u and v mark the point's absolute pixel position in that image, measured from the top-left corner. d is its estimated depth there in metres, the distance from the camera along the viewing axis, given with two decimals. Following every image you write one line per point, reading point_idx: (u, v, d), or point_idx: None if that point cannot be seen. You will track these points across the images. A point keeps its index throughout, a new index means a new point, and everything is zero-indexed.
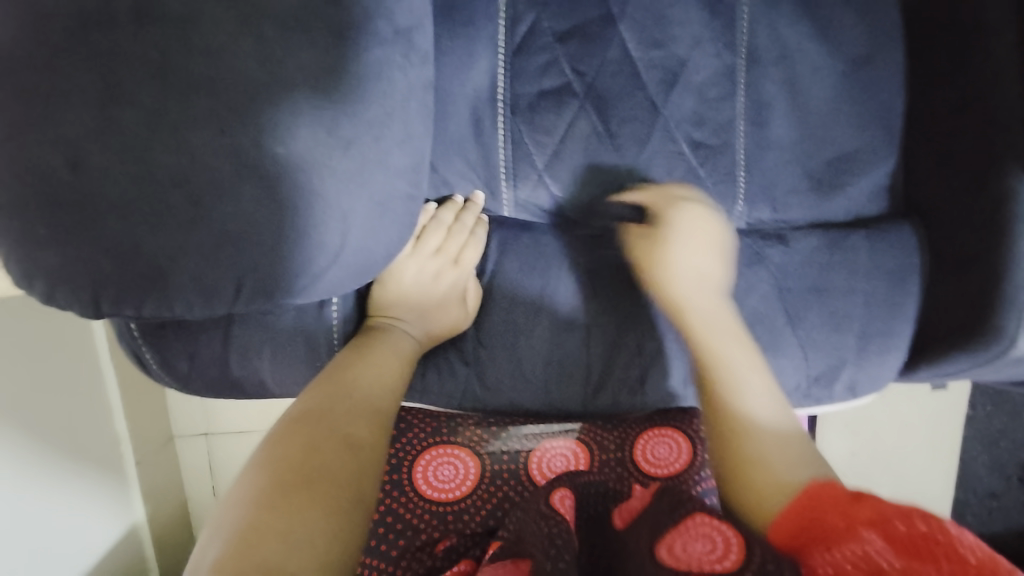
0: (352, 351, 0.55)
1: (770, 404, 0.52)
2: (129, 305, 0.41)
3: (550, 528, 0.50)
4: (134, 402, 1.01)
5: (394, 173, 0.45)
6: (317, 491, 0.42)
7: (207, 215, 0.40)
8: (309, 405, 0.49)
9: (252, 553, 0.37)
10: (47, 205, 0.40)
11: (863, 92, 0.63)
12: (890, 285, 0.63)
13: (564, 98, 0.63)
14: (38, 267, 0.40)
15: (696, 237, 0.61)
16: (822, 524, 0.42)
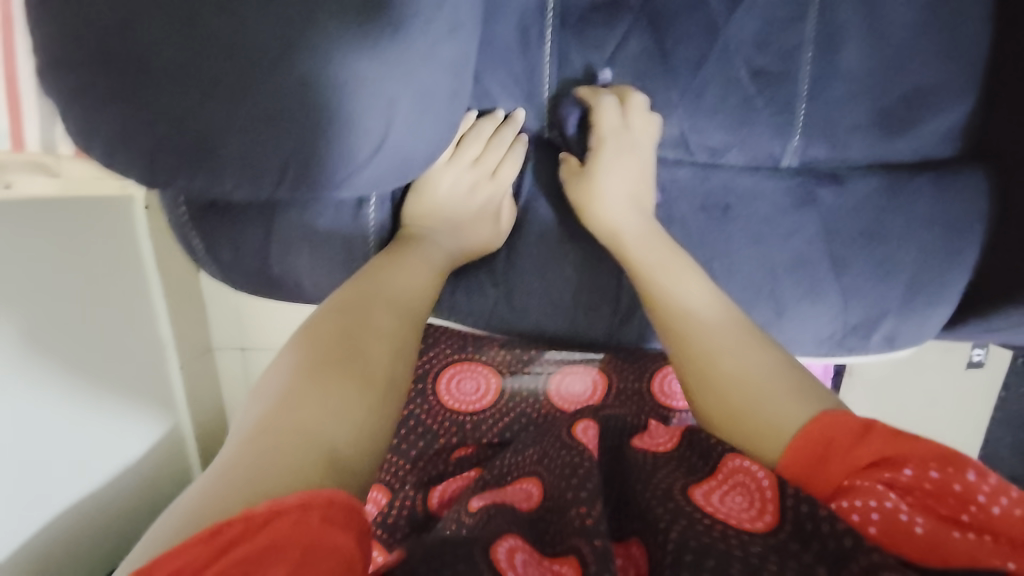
0: (388, 254, 0.57)
1: (719, 315, 0.53)
2: (184, 177, 0.42)
3: (574, 457, 0.52)
4: (176, 312, 1.08)
5: (439, 66, 0.43)
6: (351, 369, 0.44)
7: (258, 88, 0.40)
8: (343, 295, 0.51)
9: (288, 413, 0.40)
10: (101, 65, 0.39)
11: (948, 19, 0.58)
12: (947, 233, 0.59)
13: (617, 12, 0.60)
14: (96, 130, 0.40)
15: (625, 160, 0.60)
16: (837, 469, 0.42)
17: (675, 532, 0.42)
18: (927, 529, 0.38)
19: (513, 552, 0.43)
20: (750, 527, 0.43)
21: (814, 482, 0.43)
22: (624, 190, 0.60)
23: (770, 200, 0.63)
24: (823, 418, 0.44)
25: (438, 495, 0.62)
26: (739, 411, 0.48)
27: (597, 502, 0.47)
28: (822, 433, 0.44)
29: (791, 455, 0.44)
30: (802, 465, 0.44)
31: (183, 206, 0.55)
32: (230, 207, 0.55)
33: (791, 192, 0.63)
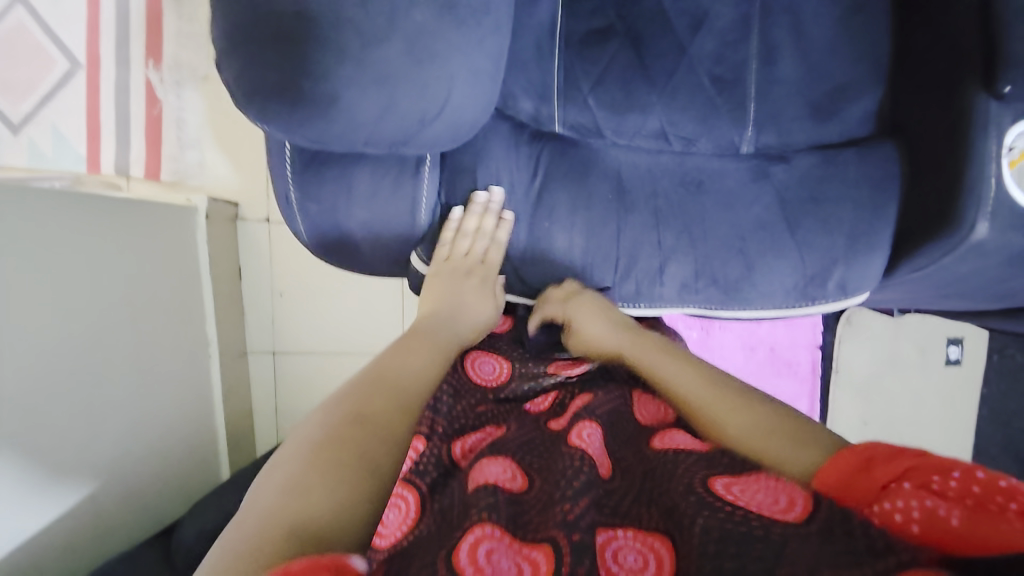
0: (396, 352, 0.66)
1: (707, 391, 0.63)
2: (310, 122, 0.55)
3: (571, 460, 0.54)
4: (222, 312, 1.31)
5: (485, 52, 0.59)
6: (354, 461, 0.49)
7: (371, 56, 0.53)
8: (356, 388, 0.58)
9: (293, 501, 0.44)
10: (258, 35, 0.52)
11: (855, 36, 0.77)
12: (874, 192, 0.76)
13: (607, 37, 0.79)
14: (250, 85, 0.53)
15: (594, 310, 0.76)
16: (874, 479, 0.46)
17: (698, 527, 0.45)
18: (962, 520, 0.40)
19: (490, 553, 0.45)
20: (781, 519, 0.45)
21: (856, 491, 0.46)
22: (603, 326, 0.75)
23: (734, 177, 0.80)
24: (857, 448, 0.48)
25: (460, 447, 0.62)
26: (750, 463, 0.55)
27: (585, 501, 0.49)
28: (864, 460, 0.47)
29: (831, 474, 0.49)
30: (846, 483, 0.47)
31: (289, 149, 0.68)
32: (323, 164, 0.70)
33: (750, 169, 0.80)
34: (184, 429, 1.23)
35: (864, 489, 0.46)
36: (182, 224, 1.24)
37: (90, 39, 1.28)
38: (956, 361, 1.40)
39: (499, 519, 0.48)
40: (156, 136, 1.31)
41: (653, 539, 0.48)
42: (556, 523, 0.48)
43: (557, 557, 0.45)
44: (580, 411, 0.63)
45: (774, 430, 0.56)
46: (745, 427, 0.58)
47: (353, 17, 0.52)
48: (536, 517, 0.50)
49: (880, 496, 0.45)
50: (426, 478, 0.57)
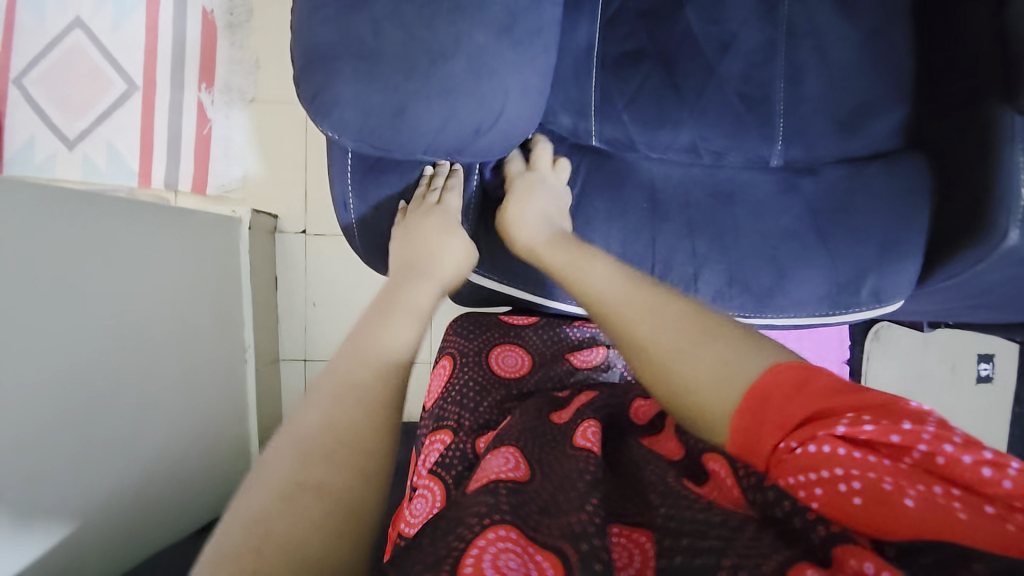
0: (353, 348, 0.58)
1: (622, 291, 0.64)
2: (378, 134, 0.60)
3: (579, 462, 0.56)
4: (258, 320, 1.37)
5: (536, 69, 0.64)
6: (282, 520, 0.43)
7: (437, 73, 0.58)
8: (306, 422, 0.50)
9: (219, 574, 0.40)
10: (334, 56, 0.58)
11: (877, 59, 0.81)
12: (905, 204, 0.79)
13: (640, 58, 0.83)
14: (326, 100, 0.59)
15: (535, 197, 0.77)
16: (760, 435, 0.50)
17: (660, 514, 0.48)
18: (864, 497, 0.44)
19: (500, 557, 0.44)
20: (739, 512, 0.48)
21: (755, 454, 0.51)
22: (535, 211, 0.77)
23: (765, 189, 0.83)
24: (763, 377, 0.52)
25: (482, 443, 0.71)
26: (658, 368, 0.56)
27: (592, 500, 0.50)
28: (760, 400, 0.51)
29: (739, 427, 0.51)
30: (744, 424, 0.51)
31: (351, 157, 0.74)
32: (382, 175, 0.76)
33: (779, 181, 0.83)
34: (222, 432, 1.27)
35: (766, 451, 0.50)
36: (232, 235, 1.30)
37: (147, 63, 1.38)
38: (988, 378, 1.40)
39: (504, 519, 0.49)
40: (205, 153, 1.39)
41: (646, 541, 0.47)
42: (566, 535, 0.47)
43: (567, 568, 0.44)
44: (582, 412, 0.67)
45: (706, 336, 0.56)
46: (661, 327, 0.58)
47: (422, 38, 0.57)
48: (536, 510, 0.51)
49: (778, 466, 0.49)
50: (450, 470, 0.68)
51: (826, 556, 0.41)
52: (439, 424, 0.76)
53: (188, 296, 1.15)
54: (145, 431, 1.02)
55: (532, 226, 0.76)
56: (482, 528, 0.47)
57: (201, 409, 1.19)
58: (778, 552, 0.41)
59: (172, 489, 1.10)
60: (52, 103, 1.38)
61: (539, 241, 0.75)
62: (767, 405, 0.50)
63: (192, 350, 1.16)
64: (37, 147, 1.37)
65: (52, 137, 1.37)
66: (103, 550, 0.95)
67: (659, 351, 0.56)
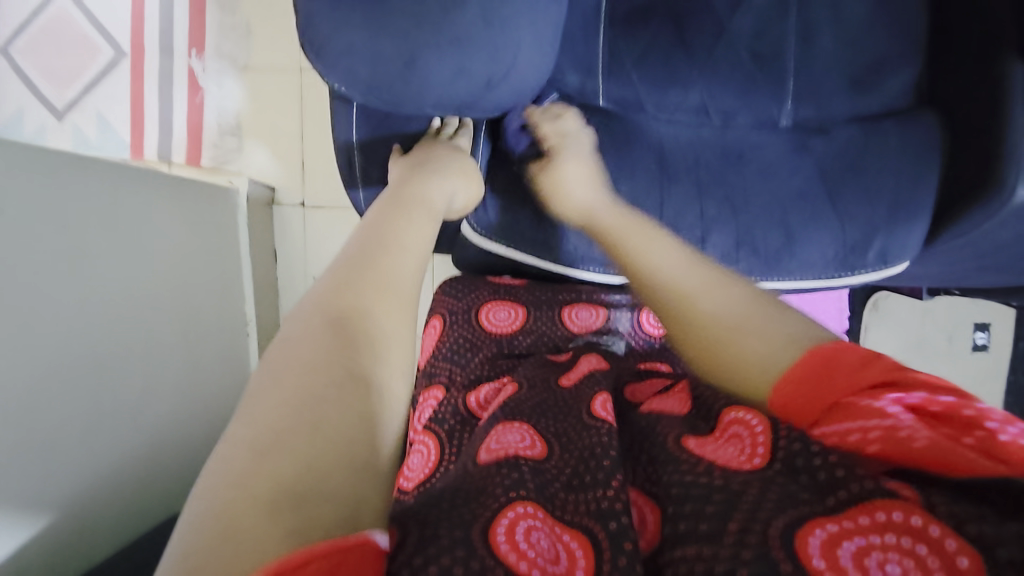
0: (381, 248, 0.54)
1: (684, 259, 0.66)
2: (387, 88, 0.59)
3: (596, 436, 0.56)
4: (258, 293, 1.36)
5: (548, 17, 0.62)
6: (331, 411, 0.41)
7: (448, 21, 0.56)
8: (336, 313, 0.47)
9: (264, 463, 0.37)
10: (341, 3, 0.55)
11: (891, 14, 0.80)
12: (915, 163, 0.78)
13: (650, 14, 0.81)
14: (333, 52, 0.57)
15: (579, 170, 0.77)
16: (822, 387, 0.50)
17: (674, 489, 0.47)
18: (928, 441, 0.43)
19: (530, 530, 0.45)
20: (743, 466, 0.47)
21: (807, 411, 0.50)
22: (580, 179, 0.77)
23: (775, 149, 0.82)
24: (820, 352, 0.52)
25: (475, 398, 0.72)
26: (712, 342, 0.58)
27: (615, 480, 0.50)
28: (826, 361, 0.51)
29: (784, 386, 0.52)
30: (790, 382, 0.52)
31: (355, 114, 0.72)
32: (387, 134, 0.74)
33: (789, 141, 0.82)
34: (228, 405, 1.27)
35: (820, 402, 0.50)
36: (232, 205, 1.28)
37: (135, 29, 1.33)
38: (984, 346, 1.42)
39: (528, 497, 0.49)
40: (198, 123, 1.35)
41: (644, 503, 0.48)
42: (591, 513, 0.48)
43: (596, 548, 0.44)
44: (596, 381, 0.67)
45: (759, 316, 0.58)
46: (722, 299, 0.60)
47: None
48: (564, 493, 0.51)
49: (831, 414, 0.49)
50: (443, 425, 0.69)
51: (854, 498, 0.41)
52: (432, 381, 0.77)
53: (189, 266, 1.13)
54: (150, 400, 1.02)
55: (580, 188, 0.76)
56: (507, 502, 0.48)
57: (206, 381, 1.18)
58: (791, 512, 0.41)
59: (181, 461, 1.11)
60: (37, 72, 1.33)
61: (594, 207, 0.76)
62: (834, 368, 0.51)
63: (194, 322, 1.15)
64: (24, 119, 1.33)
65: (39, 108, 1.33)
66: (114, 515, 0.95)
67: (723, 323, 0.58)
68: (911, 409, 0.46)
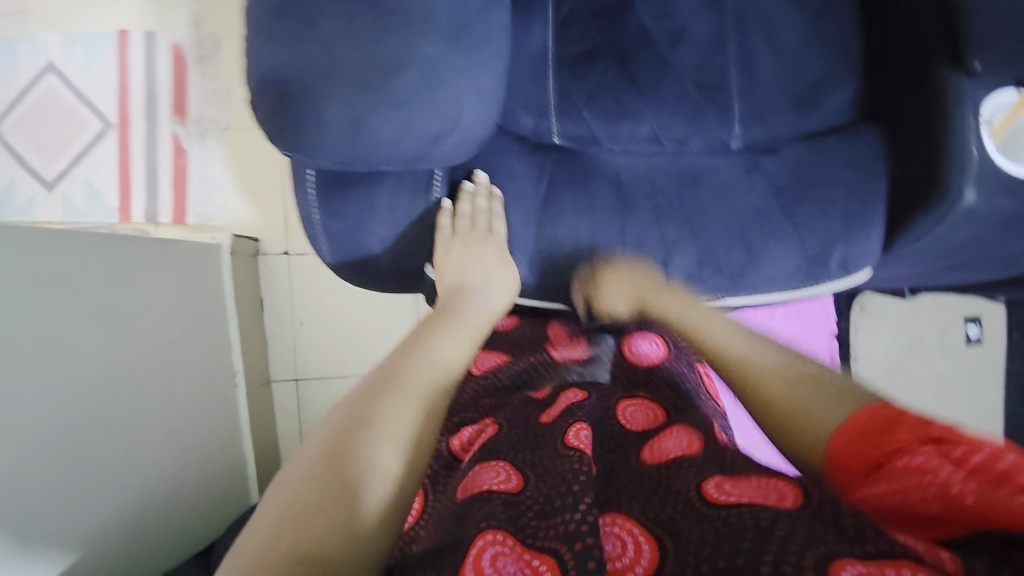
0: (415, 353, 0.63)
1: (728, 332, 0.69)
2: (337, 147, 0.62)
3: (569, 466, 0.55)
4: (247, 346, 1.37)
5: (488, 71, 0.65)
6: (347, 498, 0.46)
7: (389, 83, 0.60)
8: (369, 407, 0.54)
9: (284, 539, 0.43)
10: (286, 74, 0.59)
11: (823, 37, 0.84)
12: (863, 174, 0.81)
13: (596, 55, 0.85)
14: (282, 118, 0.60)
15: (626, 279, 0.80)
16: (879, 446, 0.48)
17: (693, 538, 0.46)
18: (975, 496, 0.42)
19: (496, 558, 0.46)
20: (775, 505, 0.47)
21: (855, 462, 0.49)
22: (622, 295, 0.80)
23: (727, 171, 0.85)
24: (878, 409, 0.51)
25: (457, 441, 0.67)
26: (790, 416, 0.56)
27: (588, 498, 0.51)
28: (882, 422, 0.50)
29: (851, 449, 0.50)
30: (845, 450, 0.50)
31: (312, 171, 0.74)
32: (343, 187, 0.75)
33: (741, 163, 0.85)
34: (220, 461, 1.26)
35: (877, 458, 0.48)
36: (218, 260, 1.31)
37: (120, 100, 1.40)
38: (978, 343, 1.42)
39: (500, 524, 0.49)
40: (182, 184, 1.40)
41: (641, 535, 0.49)
42: (558, 535, 0.48)
43: (562, 569, 0.46)
44: (571, 412, 0.64)
45: (822, 388, 0.56)
46: (786, 378, 0.59)
47: (369, 45, 0.59)
48: (536, 519, 0.50)
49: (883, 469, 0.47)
50: (426, 470, 0.64)
51: (883, 550, 0.41)
52: None
53: (175, 325, 1.15)
54: (139, 462, 1.02)
55: (620, 295, 0.80)
56: (477, 530, 0.49)
57: (195, 439, 1.18)
58: (813, 548, 0.41)
59: (169, 521, 1.10)
60: (28, 147, 1.39)
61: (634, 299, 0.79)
62: (893, 429, 0.48)
63: (181, 380, 1.16)
64: (16, 193, 1.38)
65: (30, 180, 1.39)
66: None
67: (791, 392, 0.57)
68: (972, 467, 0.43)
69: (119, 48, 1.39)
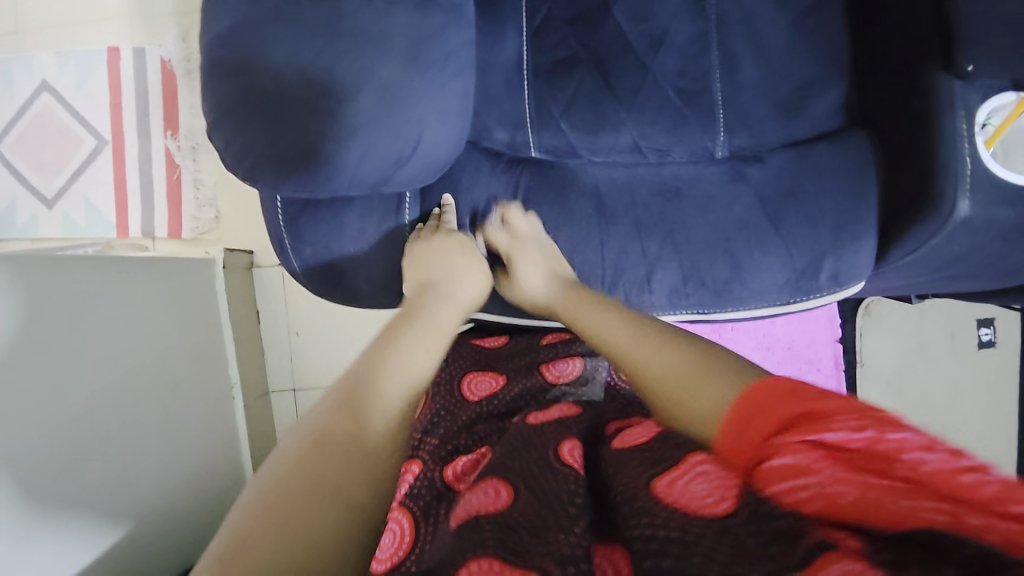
0: (386, 351, 0.57)
1: (626, 322, 0.65)
2: (296, 178, 0.61)
3: (561, 485, 0.50)
4: (243, 358, 1.39)
5: (450, 92, 0.63)
6: (302, 521, 0.41)
7: (345, 111, 0.58)
8: (330, 416, 0.48)
9: (234, 570, 0.38)
10: (243, 106, 0.58)
11: (811, 37, 0.80)
12: (853, 183, 0.77)
13: (573, 63, 0.82)
14: (240, 150, 0.60)
15: (533, 261, 0.77)
16: (750, 430, 0.45)
17: (644, 543, 0.40)
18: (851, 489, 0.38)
19: None
20: (711, 512, 0.40)
21: (740, 460, 0.45)
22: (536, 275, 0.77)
23: (711, 181, 0.81)
24: (764, 387, 0.48)
25: (451, 471, 0.65)
26: (679, 406, 0.52)
27: (582, 522, 0.46)
28: (753, 407, 0.47)
29: (728, 435, 0.47)
30: (735, 450, 0.46)
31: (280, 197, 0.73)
32: (313, 213, 0.74)
33: (726, 172, 0.81)
34: (217, 473, 1.28)
35: (754, 449, 0.44)
36: (212, 275, 1.32)
37: (113, 116, 1.41)
38: (991, 343, 1.36)
39: (489, 547, 0.44)
40: (176, 198, 1.41)
41: (627, 565, 0.42)
42: (551, 556, 0.43)
43: None
44: (563, 426, 0.60)
45: (703, 368, 0.54)
46: (673, 365, 0.56)
47: (323, 73, 0.58)
48: (529, 539, 0.45)
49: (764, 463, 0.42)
50: (419, 501, 0.62)
51: (811, 554, 0.34)
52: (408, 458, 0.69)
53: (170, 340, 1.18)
54: (136, 477, 1.04)
55: (535, 281, 0.76)
56: (469, 556, 0.43)
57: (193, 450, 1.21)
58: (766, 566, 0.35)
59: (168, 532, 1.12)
60: (28, 166, 1.42)
61: (548, 296, 0.76)
62: (770, 408, 0.45)
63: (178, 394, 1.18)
64: (18, 211, 1.41)
65: (32, 200, 1.41)
66: None
67: (675, 377, 0.54)
68: (838, 447, 0.40)
69: (110, 65, 1.40)
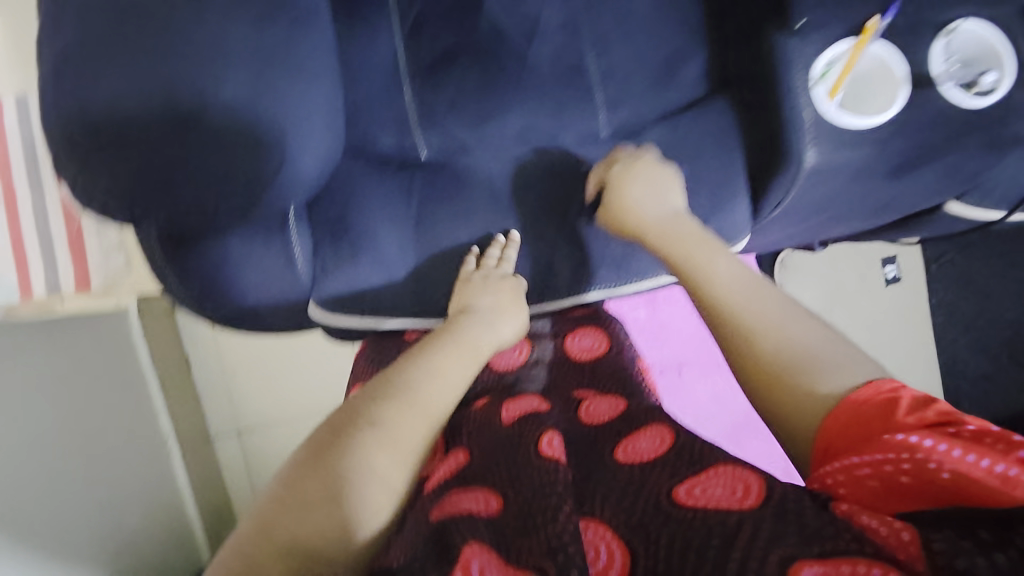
0: (411, 375, 0.63)
1: (752, 285, 0.64)
2: (154, 210, 0.60)
3: (545, 477, 0.52)
4: (175, 405, 1.33)
5: (309, 108, 0.63)
6: (300, 513, 0.48)
7: (193, 138, 0.58)
8: (344, 425, 0.55)
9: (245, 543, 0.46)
10: (84, 143, 0.57)
11: (669, 16, 0.85)
12: (721, 147, 0.82)
13: (452, 62, 0.83)
14: (90, 188, 0.58)
15: (647, 183, 0.77)
16: (863, 422, 0.50)
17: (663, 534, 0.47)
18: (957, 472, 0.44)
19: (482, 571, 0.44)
20: (738, 507, 0.48)
21: (839, 440, 0.51)
22: (649, 197, 0.76)
23: (597, 161, 0.85)
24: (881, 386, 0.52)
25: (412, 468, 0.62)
26: (761, 348, 0.58)
27: (568, 505, 0.49)
28: (866, 406, 0.51)
29: (831, 420, 0.52)
30: (832, 431, 0.51)
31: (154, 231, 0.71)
32: (191, 241, 0.71)
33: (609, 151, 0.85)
34: (156, 527, 1.24)
35: (861, 434, 0.50)
36: (130, 325, 1.29)
37: None
38: (898, 280, 1.47)
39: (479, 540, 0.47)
40: None
41: (614, 540, 0.48)
42: (544, 551, 0.46)
43: None
44: (540, 420, 0.62)
45: (805, 338, 0.58)
46: (761, 315, 0.60)
47: (166, 101, 0.57)
48: (519, 538, 0.47)
49: (864, 443, 0.48)
50: None
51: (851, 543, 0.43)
52: None
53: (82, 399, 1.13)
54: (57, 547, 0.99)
55: (647, 201, 0.76)
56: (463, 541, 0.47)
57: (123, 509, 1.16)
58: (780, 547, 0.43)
59: None
60: None
61: (645, 218, 0.75)
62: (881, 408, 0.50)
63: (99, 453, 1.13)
64: None
65: None
66: None
67: (772, 334, 0.58)
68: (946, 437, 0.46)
69: None
